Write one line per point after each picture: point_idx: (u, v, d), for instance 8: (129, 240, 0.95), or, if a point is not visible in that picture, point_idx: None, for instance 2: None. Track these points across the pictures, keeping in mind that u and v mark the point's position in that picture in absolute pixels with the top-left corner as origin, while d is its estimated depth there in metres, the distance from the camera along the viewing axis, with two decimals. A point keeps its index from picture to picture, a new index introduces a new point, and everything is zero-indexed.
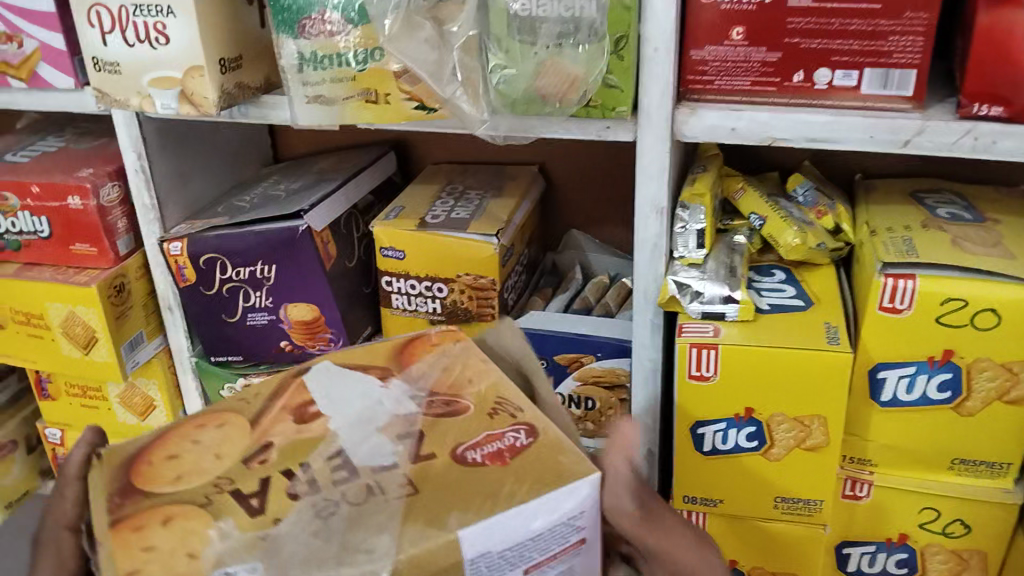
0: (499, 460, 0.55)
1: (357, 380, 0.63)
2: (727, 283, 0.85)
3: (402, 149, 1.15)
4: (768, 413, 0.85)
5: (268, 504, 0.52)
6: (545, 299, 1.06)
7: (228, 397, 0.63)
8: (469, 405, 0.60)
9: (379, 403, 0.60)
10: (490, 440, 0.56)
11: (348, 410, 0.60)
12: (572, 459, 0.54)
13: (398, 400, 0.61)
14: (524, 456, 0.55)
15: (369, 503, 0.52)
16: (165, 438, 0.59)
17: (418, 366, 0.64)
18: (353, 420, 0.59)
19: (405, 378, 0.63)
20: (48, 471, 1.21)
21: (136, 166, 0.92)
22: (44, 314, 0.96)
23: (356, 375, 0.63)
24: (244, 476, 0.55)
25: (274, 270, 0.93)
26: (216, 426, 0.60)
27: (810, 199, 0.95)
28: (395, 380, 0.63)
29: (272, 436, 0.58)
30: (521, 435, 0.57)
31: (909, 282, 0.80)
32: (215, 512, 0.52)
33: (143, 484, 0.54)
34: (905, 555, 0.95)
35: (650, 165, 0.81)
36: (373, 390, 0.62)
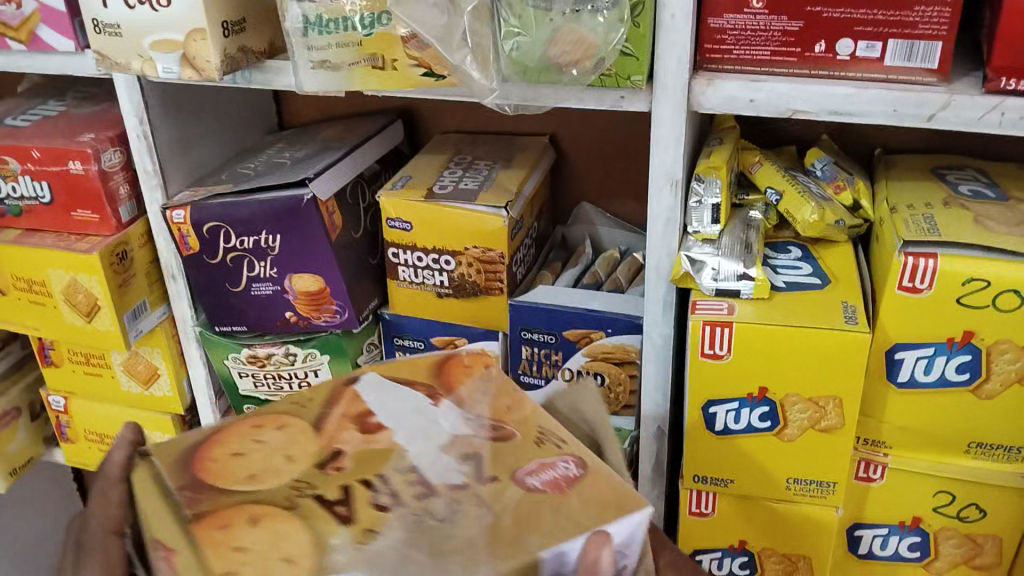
0: (554, 488, 0.56)
1: (407, 394, 0.64)
2: (743, 260, 0.83)
3: (409, 118, 1.12)
4: (781, 393, 0.83)
5: (357, 512, 0.52)
6: (555, 273, 1.04)
7: (282, 400, 0.64)
8: (514, 431, 0.61)
9: (433, 419, 0.61)
10: (544, 467, 0.58)
11: (403, 423, 0.61)
12: (628, 493, 0.56)
13: (450, 418, 0.62)
14: (582, 486, 0.56)
15: (453, 517, 0.52)
16: (224, 436, 0.60)
17: (468, 386, 0.66)
18: (410, 434, 0.59)
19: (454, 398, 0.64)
20: (52, 438, 1.21)
21: (138, 132, 0.90)
22: (46, 280, 0.95)
23: (402, 390, 0.65)
24: (324, 483, 0.55)
25: (279, 240, 0.91)
26: (277, 427, 0.61)
27: (829, 173, 0.91)
28: (444, 400, 0.64)
29: (340, 443, 0.59)
30: (572, 466, 0.58)
31: (930, 261, 0.77)
32: (304, 516, 0.52)
33: (213, 480, 0.55)
34: (917, 539, 0.93)
35: (665, 136, 0.79)
36: (422, 407, 0.63)
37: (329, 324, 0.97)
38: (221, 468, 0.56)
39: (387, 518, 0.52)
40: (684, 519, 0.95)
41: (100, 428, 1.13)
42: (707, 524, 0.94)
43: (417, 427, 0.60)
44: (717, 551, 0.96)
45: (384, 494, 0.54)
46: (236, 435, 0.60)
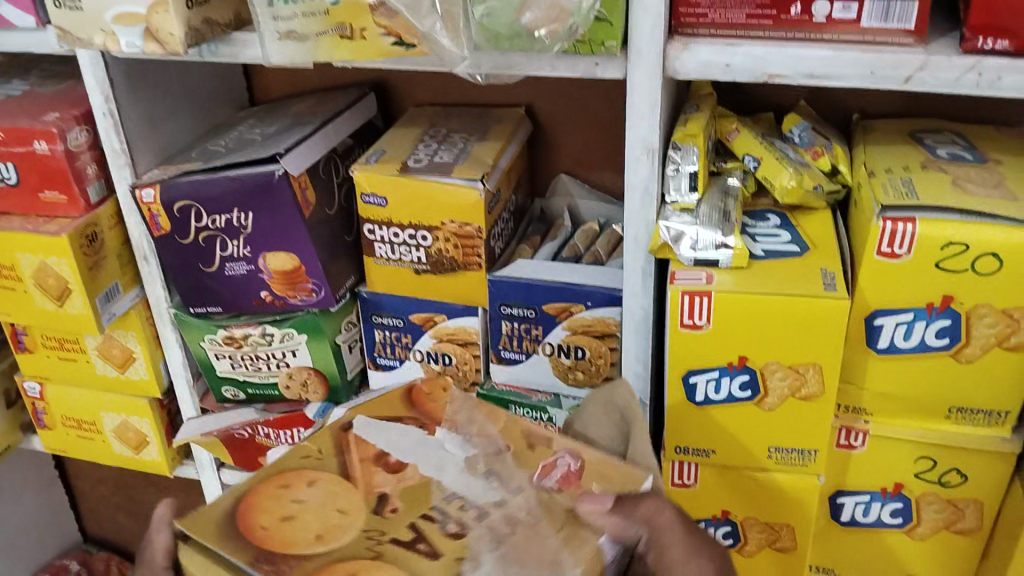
0: (570, 484, 0.66)
1: (398, 426, 0.71)
2: (721, 228, 0.82)
3: (383, 91, 1.11)
4: (761, 361, 0.82)
5: (438, 546, 0.60)
6: (534, 247, 1.02)
7: (292, 457, 0.67)
8: (508, 443, 0.70)
9: (440, 444, 0.69)
10: (550, 468, 0.68)
11: (421, 456, 0.68)
12: (626, 470, 0.69)
13: (452, 438, 0.70)
14: (594, 476, 0.68)
15: (522, 529, 0.62)
16: (252, 506, 0.62)
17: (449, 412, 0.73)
18: (433, 462, 0.67)
19: (444, 422, 0.72)
20: (29, 425, 1.19)
21: (103, 110, 0.88)
22: (15, 264, 0.93)
23: (390, 426, 0.71)
24: (388, 526, 0.62)
25: (251, 218, 0.90)
26: (307, 483, 0.65)
27: (806, 139, 0.91)
28: (437, 429, 0.71)
29: (379, 487, 0.65)
30: (575, 463, 0.69)
31: (909, 226, 0.77)
32: (392, 559, 0.59)
33: (283, 549, 0.59)
34: (900, 505, 0.93)
35: (640, 103, 0.78)
36: (421, 437, 0.70)
37: (306, 303, 0.96)
38: (280, 533, 0.60)
39: (472, 538, 0.61)
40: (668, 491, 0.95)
41: (78, 414, 1.11)
42: (690, 495, 0.94)
43: (435, 456, 0.68)
44: (700, 521, 0.96)
45: (452, 523, 0.62)
46: (275, 497, 0.63)
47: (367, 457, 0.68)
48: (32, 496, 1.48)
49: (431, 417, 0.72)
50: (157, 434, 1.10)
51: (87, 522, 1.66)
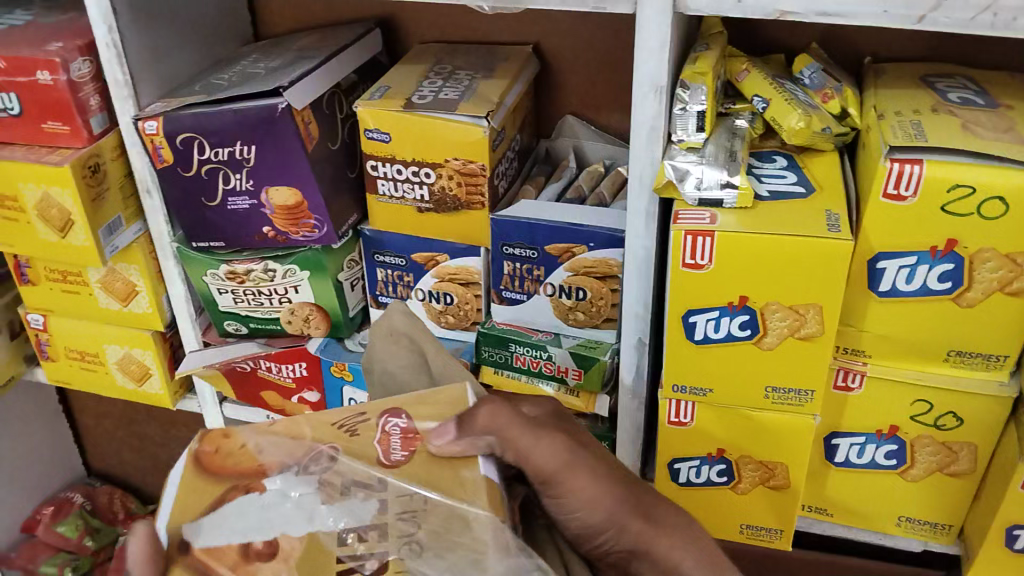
0: (414, 444, 0.61)
1: (219, 513, 0.58)
2: (726, 168, 0.82)
3: (388, 27, 1.09)
4: (762, 301, 0.83)
5: None
6: (537, 187, 1.02)
7: None
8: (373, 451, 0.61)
9: (284, 496, 0.59)
10: (385, 440, 0.62)
11: (272, 523, 0.57)
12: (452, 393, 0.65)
13: (292, 480, 0.59)
14: (434, 419, 0.63)
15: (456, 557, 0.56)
16: None
17: (251, 456, 0.62)
18: (302, 517, 0.57)
19: (265, 470, 0.61)
20: (33, 356, 1.19)
21: (106, 40, 0.87)
22: (18, 195, 0.93)
23: (236, 504, 0.59)
24: None
25: (254, 151, 0.89)
26: None
27: (816, 81, 0.90)
28: (269, 481, 0.59)
29: None
30: (407, 418, 0.63)
31: (915, 167, 0.77)
32: None
33: None
34: (894, 447, 0.95)
35: (650, 38, 0.77)
36: (256, 501, 0.59)
37: (308, 239, 0.96)
38: None
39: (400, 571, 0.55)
40: (664, 429, 0.96)
41: (81, 346, 1.12)
42: (686, 434, 0.96)
43: (283, 516, 0.57)
44: (695, 459, 0.98)
45: None
46: None
47: (229, 563, 0.56)
48: (36, 429, 1.50)
49: (250, 470, 0.61)
50: (161, 366, 1.10)
51: (91, 456, 1.67)
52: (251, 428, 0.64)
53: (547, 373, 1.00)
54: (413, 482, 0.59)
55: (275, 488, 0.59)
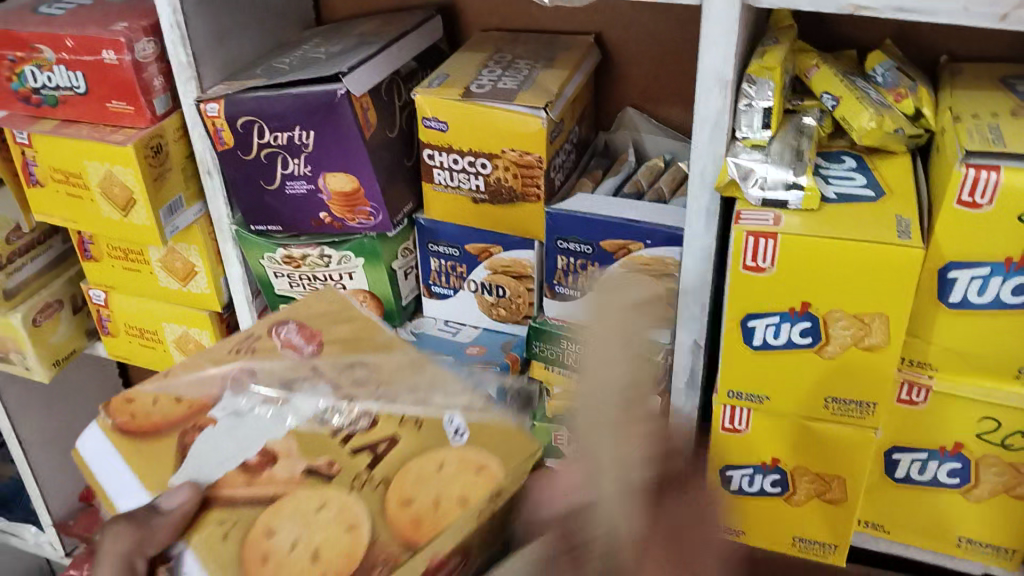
0: (314, 338, 0.75)
1: (190, 456, 0.67)
2: (793, 169, 0.79)
3: (449, 15, 1.08)
4: (825, 308, 0.80)
5: None
6: (594, 180, 1.00)
7: None
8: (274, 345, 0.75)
9: (243, 414, 0.69)
10: (286, 345, 0.75)
11: (253, 437, 0.67)
12: None
13: (233, 401, 0.70)
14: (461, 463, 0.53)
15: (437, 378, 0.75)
16: None
17: (174, 403, 0.71)
18: (275, 423, 0.68)
19: (205, 405, 0.70)
20: (94, 331, 1.21)
21: (171, 22, 0.87)
22: (83, 172, 0.94)
23: (211, 440, 0.67)
24: None
25: (313, 136, 0.90)
26: None
27: (890, 79, 0.86)
28: (218, 413, 0.69)
29: None
30: (295, 324, 0.77)
31: (992, 174, 0.73)
32: None
33: None
34: (958, 465, 0.90)
35: (715, 30, 0.74)
36: (232, 424, 0.68)
37: (363, 226, 0.96)
38: None
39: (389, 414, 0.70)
40: (717, 435, 0.93)
41: (139, 323, 1.14)
42: (741, 441, 0.93)
43: (260, 423, 0.68)
44: (748, 467, 0.95)
45: None
46: None
47: (240, 481, 0.64)
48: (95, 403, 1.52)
49: (177, 420, 0.69)
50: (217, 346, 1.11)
51: None
52: (149, 387, 0.72)
53: None
54: (344, 358, 0.73)
55: (225, 412, 0.69)
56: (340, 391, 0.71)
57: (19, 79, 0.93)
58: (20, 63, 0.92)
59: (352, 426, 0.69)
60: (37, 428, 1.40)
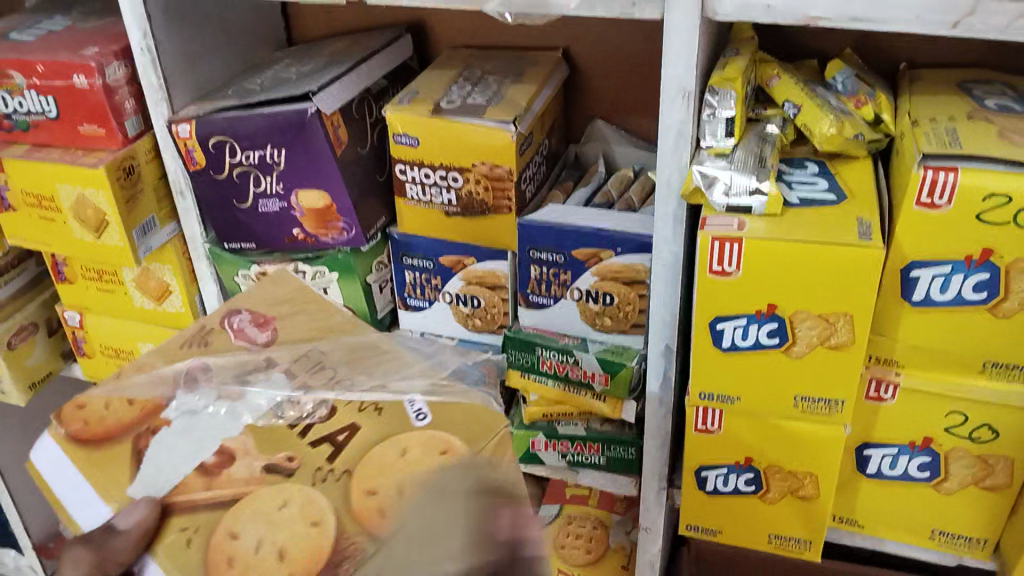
0: (264, 325, 0.68)
1: (147, 460, 0.56)
2: (756, 175, 0.82)
3: (419, 33, 1.10)
4: (791, 309, 0.82)
5: None
6: (565, 192, 1.02)
7: None
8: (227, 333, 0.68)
9: (194, 413, 0.60)
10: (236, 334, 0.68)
11: (207, 436, 0.58)
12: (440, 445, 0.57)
13: (187, 399, 0.61)
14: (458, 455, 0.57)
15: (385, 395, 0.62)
16: None
17: (125, 405, 0.60)
18: (228, 419, 0.60)
19: (156, 406, 0.60)
20: (70, 354, 1.21)
21: (141, 46, 0.88)
22: (55, 196, 0.95)
23: (168, 442, 0.58)
24: None
25: (285, 154, 0.90)
26: None
27: (849, 87, 0.89)
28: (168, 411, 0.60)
29: None
30: (249, 311, 0.70)
31: (950, 175, 0.75)
32: None
33: None
34: (927, 458, 0.93)
35: (677, 42, 0.76)
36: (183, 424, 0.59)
37: (337, 241, 0.97)
38: None
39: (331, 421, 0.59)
40: (691, 436, 0.95)
41: (115, 343, 1.13)
42: (714, 442, 0.95)
43: (212, 422, 0.59)
44: (722, 468, 0.97)
45: None
46: None
47: (199, 485, 0.54)
48: None
49: (130, 423, 0.59)
50: None
51: None
52: (100, 392, 0.61)
53: (574, 378, 1.01)
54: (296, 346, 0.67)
55: (179, 412, 0.60)
56: (295, 381, 0.63)
57: None
58: None
59: (310, 417, 0.60)
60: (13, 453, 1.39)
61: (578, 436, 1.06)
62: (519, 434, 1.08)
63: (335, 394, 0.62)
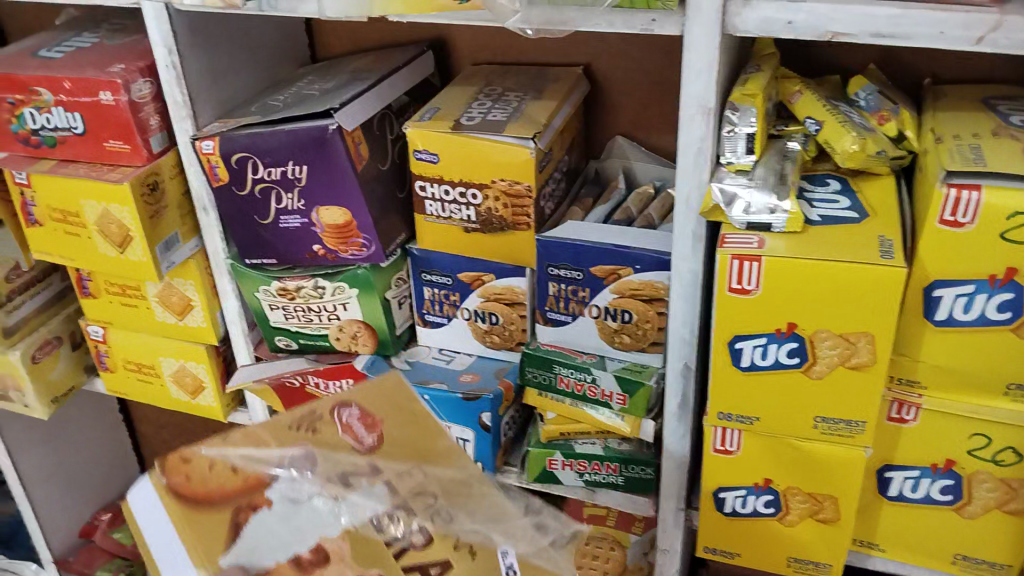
0: (375, 428, 0.65)
1: (243, 538, 0.57)
2: (776, 192, 0.81)
3: (441, 50, 1.11)
4: (812, 328, 0.81)
5: None
6: (585, 208, 1.02)
7: None
8: (333, 419, 0.64)
9: (300, 501, 0.59)
10: (347, 430, 0.64)
11: (307, 531, 0.59)
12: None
13: (294, 483, 0.60)
14: None
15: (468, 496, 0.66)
16: None
17: (230, 472, 0.60)
18: (332, 517, 0.59)
19: (260, 482, 0.60)
20: (92, 367, 1.22)
21: (167, 62, 0.90)
22: (80, 211, 0.96)
23: (278, 516, 0.59)
24: None
25: (306, 170, 0.91)
26: None
27: (873, 103, 0.88)
28: (273, 492, 0.59)
29: None
30: (360, 408, 0.65)
31: (974, 194, 0.74)
32: None
33: None
34: (950, 482, 0.91)
35: (696, 60, 0.76)
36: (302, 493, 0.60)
37: (356, 257, 0.97)
38: None
39: (443, 535, 0.62)
40: (710, 456, 0.94)
41: (137, 358, 1.14)
42: (734, 462, 0.94)
43: (314, 516, 0.59)
44: (741, 489, 0.96)
45: None
46: None
47: None
48: (95, 436, 1.51)
49: (232, 493, 0.59)
50: (214, 379, 1.12)
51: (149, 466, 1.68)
52: (206, 445, 0.61)
53: (591, 397, 1.01)
54: (404, 462, 0.64)
55: (280, 497, 0.59)
56: (397, 497, 0.62)
57: (18, 120, 0.95)
58: (19, 105, 0.94)
59: (407, 542, 0.60)
60: (36, 463, 1.38)
61: (596, 455, 1.06)
62: (535, 452, 1.08)
63: (438, 524, 0.62)
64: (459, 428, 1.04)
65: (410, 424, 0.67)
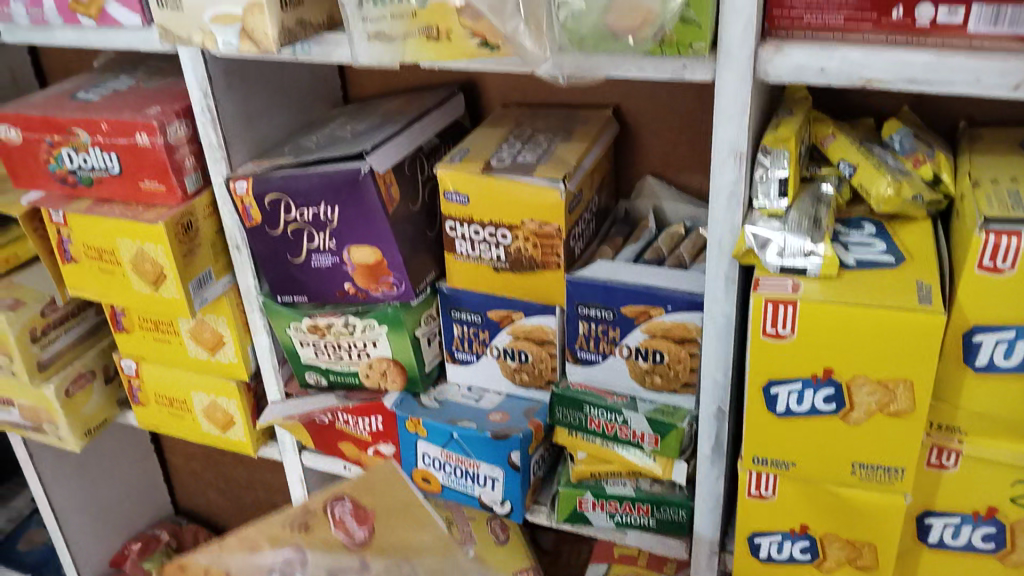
0: (363, 522, 0.91)
1: None
2: (811, 236, 0.79)
3: (472, 91, 1.11)
4: (849, 374, 0.79)
5: None
6: (615, 248, 1.01)
7: None
8: (330, 514, 0.90)
9: None
10: (338, 526, 0.90)
11: None
12: None
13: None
14: None
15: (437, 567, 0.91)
16: None
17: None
18: None
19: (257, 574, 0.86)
20: (125, 400, 1.23)
21: (202, 105, 0.91)
22: (115, 250, 0.97)
23: None
24: None
25: (338, 211, 0.92)
26: None
27: (907, 147, 0.86)
28: None
29: None
30: (350, 503, 0.92)
31: (1014, 240, 0.73)
32: None
33: None
34: (992, 529, 0.88)
35: (728, 106, 0.75)
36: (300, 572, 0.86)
37: (386, 296, 0.98)
38: None
39: None
40: (744, 501, 0.93)
41: (169, 393, 1.15)
42: (768, 507, 0.92)
43: None
44: (776, 534, 0.94)
45: None
46: None
47: None
48: (127, 466, 1.52)
49: None
50: (244, 415, 1.13)
51: (179, 495, 1.69)
52: (201, 556, 0.88)
53: (622, 438, 1.00)
54: (384, 560, 0.89)
55: None
56: None
57: (56, 161, 0.96)
58: (56, 147, 0.95)
59: None
60: (69, 493, 1.39)
61: (627, 496, 1.04)
62: (566, 491, 1.06)
63: None
64: (489, 467, 1.03)
65: (393, 517, 0.93)
